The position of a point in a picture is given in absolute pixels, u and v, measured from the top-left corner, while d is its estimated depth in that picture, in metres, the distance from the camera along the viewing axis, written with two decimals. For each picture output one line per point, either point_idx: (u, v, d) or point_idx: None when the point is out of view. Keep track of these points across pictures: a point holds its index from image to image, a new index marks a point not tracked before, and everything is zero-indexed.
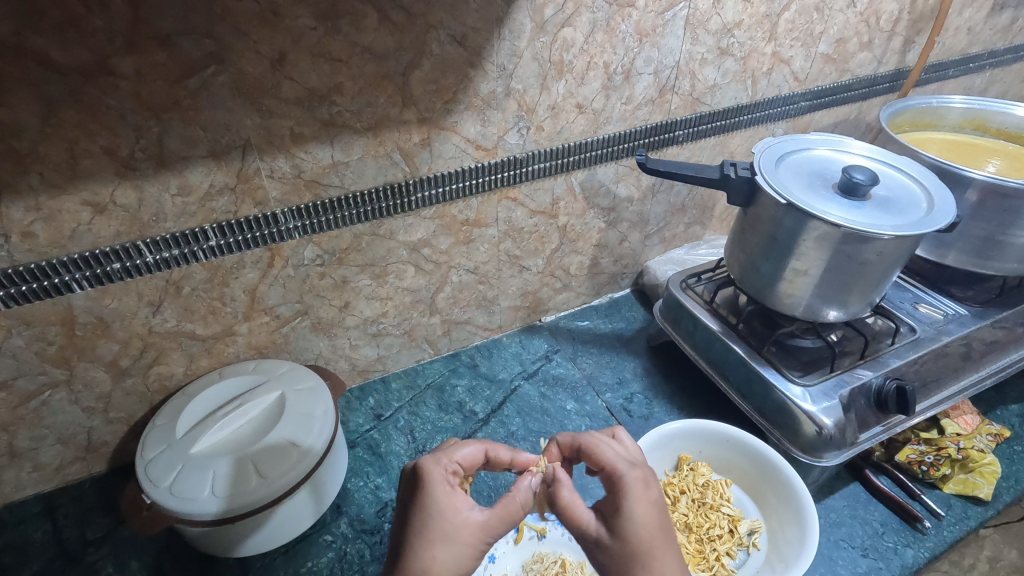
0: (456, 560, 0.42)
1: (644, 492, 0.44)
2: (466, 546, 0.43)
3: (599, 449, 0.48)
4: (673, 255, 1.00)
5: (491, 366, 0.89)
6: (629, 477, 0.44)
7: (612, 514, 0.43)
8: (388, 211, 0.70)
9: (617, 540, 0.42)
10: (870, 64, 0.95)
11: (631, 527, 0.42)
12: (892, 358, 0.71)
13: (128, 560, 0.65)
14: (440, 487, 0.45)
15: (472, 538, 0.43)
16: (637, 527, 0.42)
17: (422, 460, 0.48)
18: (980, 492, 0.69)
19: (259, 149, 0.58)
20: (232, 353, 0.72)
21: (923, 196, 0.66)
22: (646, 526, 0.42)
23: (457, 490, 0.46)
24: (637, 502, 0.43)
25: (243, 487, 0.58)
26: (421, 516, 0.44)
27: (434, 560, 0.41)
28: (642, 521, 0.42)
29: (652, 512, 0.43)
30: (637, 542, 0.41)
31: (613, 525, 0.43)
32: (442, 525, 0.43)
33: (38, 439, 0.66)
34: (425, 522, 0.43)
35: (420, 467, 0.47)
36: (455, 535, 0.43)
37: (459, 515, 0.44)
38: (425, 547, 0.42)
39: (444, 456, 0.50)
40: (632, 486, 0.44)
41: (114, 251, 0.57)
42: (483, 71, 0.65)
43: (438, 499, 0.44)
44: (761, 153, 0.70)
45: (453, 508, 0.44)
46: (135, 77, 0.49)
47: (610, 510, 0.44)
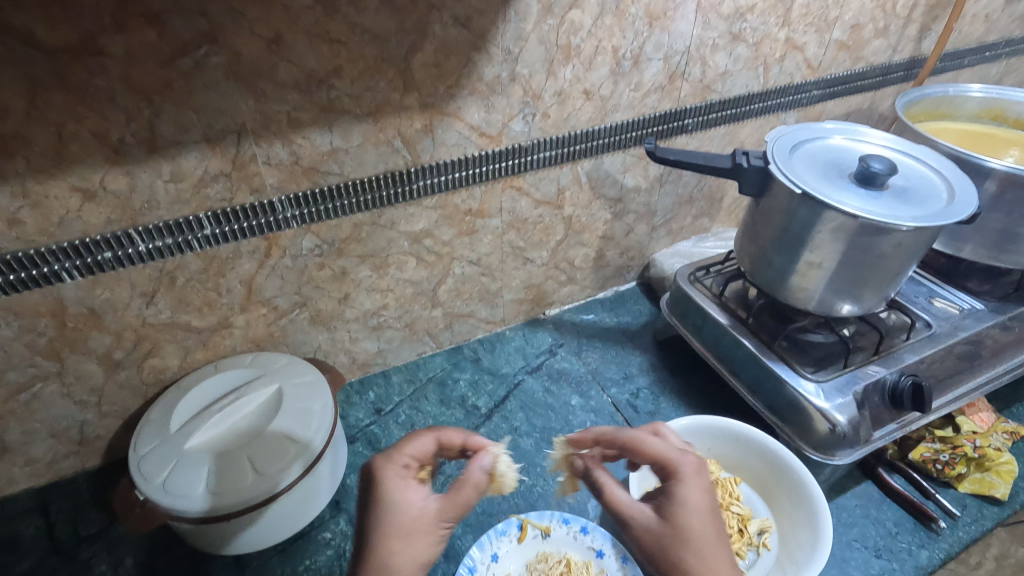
0: (413, 553, 0.43)
1: (698, 479, 0.45)
2: (423, 535, 0.44)
3: (641, 441, 0.50)
4: (681, 247, 0.98)
5: (494, 360, 0.87)
6: (683, 464, 0.46)
7: (666, 502, 0.45)
8: (389, 200, 0.67)
9: (670, 527, 0.43)
10: (884, 52, 0.92)
11: (685, 511, 0.44)
12: (907, 353, 0.69)
13: (123, 558, 0.64)
14: (400, 485, 0.45)
15: (428, 529, 0.44)
16: (690, 510, 0.43)
17: (378, 457, 0.47)
18: (997, 491, 0.67)
19: (255, 134, 0.56)
20: (229, 346, 0.70)
21: (944, 186, 0.64)
22: (700, 512, 0.43)
23: (414, 484, 0.46)
24: (691, 487, 0.45)
25: (240, 484, 0.56)
26: (378, 513, 0.44)
27: (391, 555, 0.42)
28: (696, 506, 0.44)
29: (706, 497, 0.44)
30: (693, 527, 0.43)
31: (665, 512, 0.44)
32: (397, 520, 0.44)
33: (30, 432, 0.64)
34: (382, 517, 0.44)
35: (373, 465, 0.47)
36: (410, 531, 0.43)
37: (413, 508, 0.44)
38: (383, 540, 0.43)
39: (399, 450, 0.48)
40: (688, 472, 0.45)
41: (105, 240, 0.55)
42: (488, 54, 0.62)
43: (392, 494, 0.45)
44: (775, 142, 0.68)
45: (406, 503, 0.45)
46: (124, 58, 0.47)
47: (664, 497, 0.45)
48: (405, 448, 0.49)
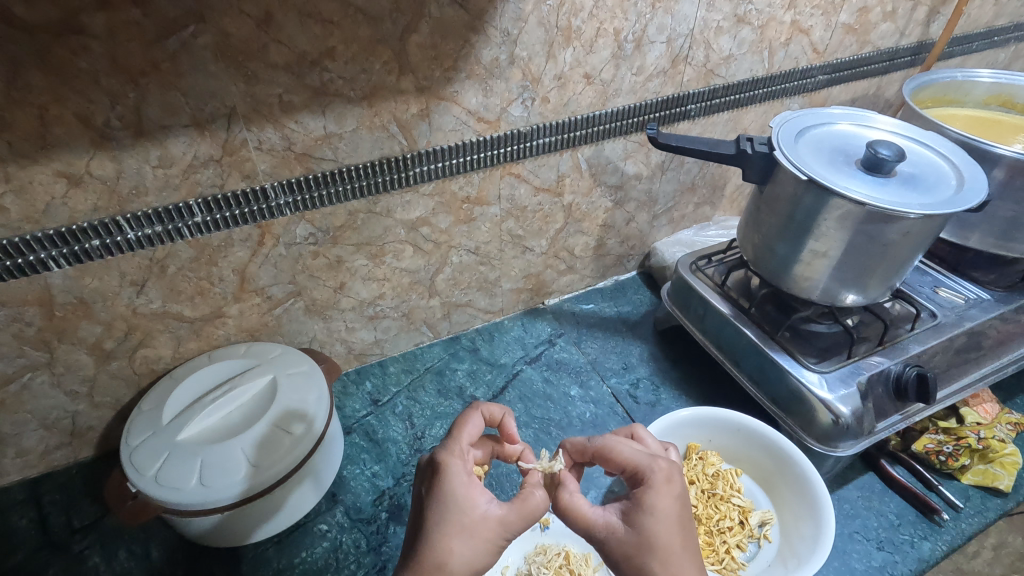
0: (471, 555, 0.41)
1: (667, 486, 0.43)
2: (482, 537, 0.42)
3: (615, 448, 0.48)
4: (682, 236, 0.96)
5: (493, 350, 0.86)
6: (654, 472, 0.44)
7: (634, 509, 0.43)
8: (385, 187, 0.66)
9: (637, 535, 0.42)
10: (892, 36, 0.90)
11: (653, 519, 0.42)
12: (912, 344, 0.68)
13: (116, 550, 0.63)
14: (462, 478, 0.44)
15: (490, 535, 0.42)
16: (660, 519, 0.42)
17: (441, 449, 0.46)
18: (1000, 483, 0.67)
19: (245, 118, 0.54)
20: (222, 336, 0.69)
21: (952, 173, 0.63)
22: (668, 522, 0.42)
23: (478, 483, 0.45)
24: (662, 496, 0.43)
25: (233, 477, 0.55)
26: (439, 509, 0.43)
27: (449, 554, 0.41)
28: (665, 513, 0.42)
29: (674, 505, 0.43)
30: (660, 536, 0.42)
31: (633, 520, 0.43)
32: (459, 518, 0.42)
33: (20, 424, 0.63)
34: (444, 514, 0.42)
35: (438, 458, 0.45)
36: (471, 530, 0.42)
37: (478, 510, 0.43)
38: (444, 539, 0.41)
39: (456, 440, 0.47)
40: (658, 481, 0.44)
41: (92, 227, 0.54)
42: (486, 36, 0.60)
43: (456, 492, 0.43)
44: (779, 127, 0.66)
45: (472, 503, 0.43)
46: (107, 38, 0.45)
47: (632, 505, 0.44)
48: (461, 436, 0.48)
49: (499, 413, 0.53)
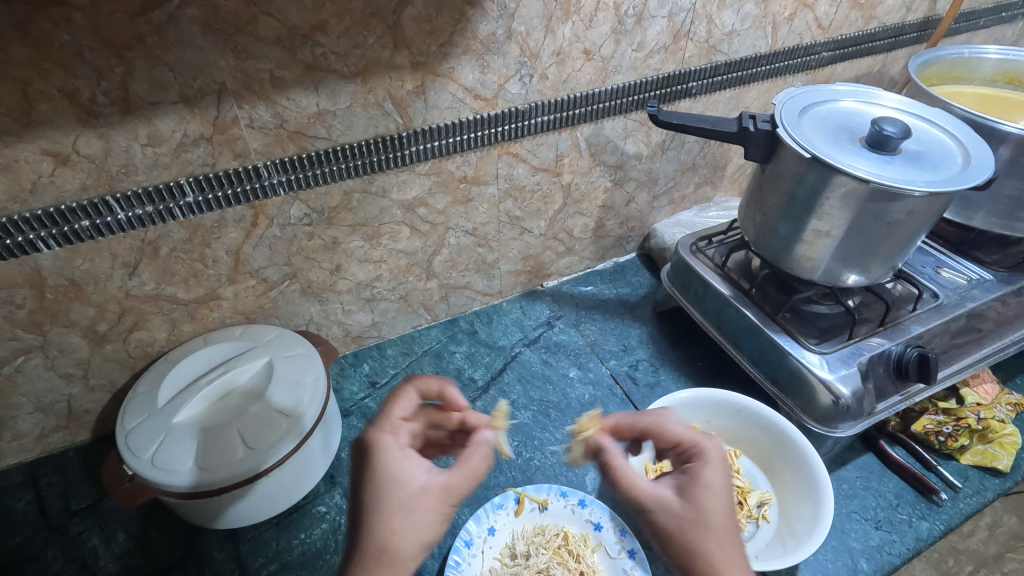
0: (416, 531, 0.41)
1: (725, 464, 0.44)
2: (425, 513, 0.41)
3: (660, 422, 0.49)
4: (682, 217, 0.95)
5: (491, 332, 0.85)
6: (710, 448, 0.45)
7: (688, 486, 0.43)
8: (380, 166, 0.64)
9: (689, 510, 0.42)
10: (898, 11, 0.88)
11: (709, 495, 0.42)
12: (914, 324, 0.67)
13: (115, 532, 0.63)
14: (396, 456, 0.43)
15: (433, 505, 0.42)
16: (715, 494, 0.42)
17: (371, 426, 0.45)
18: (999, 463, 0.66)
19: (236, 94, 0.53)
20: (217, 318, 0.68)
21: (959, 150, 0.61)
22: (721, 496, 0.43)
23: (413, 454, 0.44)
24: (716, 471, 0.44)
25: (230, 458, 0.55)
26: (378, 487, 0.42)
27: (391, 534, 0.40)
28: (719, 489, 0.43)
29: (729, 481, 0.43)
30: (718, 512, 0.42)
31: (689, 495, 0.43)
32: (397, 494, 0.41)
33: (15, 407, 0.62)
34: (382, 490, 0.42)
35: (369, 437, 0.44)
36: (412, 506, 0.41)
37: (416, 482, 0.42)
38: (383, 519, 0.40)
39: (387, 416, 0.46)
40: (715, 457, 0.44)
41: (81, 208, 0.53)
42: (483, 10, 0.59)
43: (388, 468, 0.42)
44: (783, 104, 0.65)
45: (408, 476, 0.42)
46: (90, 9, 0.44)
47: (683, 480, 0.44)
48: (393, 411, 0.47)
49: (436, 384, 0.51)
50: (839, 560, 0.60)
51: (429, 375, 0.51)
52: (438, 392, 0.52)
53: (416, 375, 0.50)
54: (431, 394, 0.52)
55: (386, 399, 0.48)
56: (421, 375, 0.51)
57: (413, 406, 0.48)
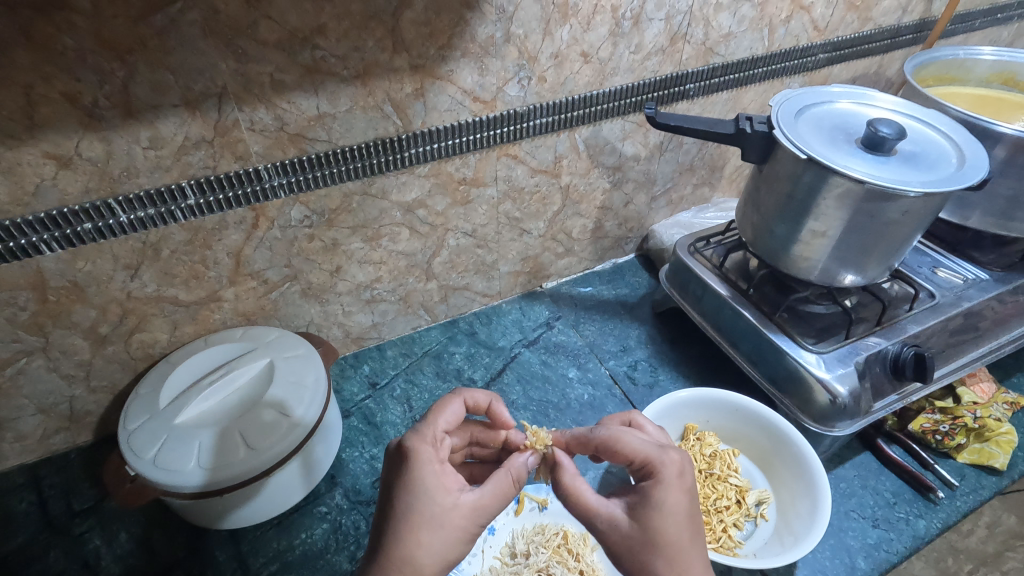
0: (440, 548, 0.41)
1: (679, 479, 0.43)
2: (453, 528, 0.41)
3: (621, 440, 0.47)
4: (680, 218, 0.96)
5: (491, 333, 0.86)
6: (665, 465, 0.44)
7: (641, 505, 0.43)
8: (379, 168, 0.65)
9: (642, 530, 0.42)
10: (894, 13, 0.89)
11: (662, 517, 0.42)
12: (910, 324, 0.68)
13: (116, 533, 0.63)
14: (432, 469, 0.43)
15: (463, 522, 0.42)
16: (669, 515, 0.42)
17: (412, 435, 0.45)
18: (996, 461, 0.67)
19: (236, 98, 0.53)
20: (218, 320, 0.68)
21: (954, 151, 0.62)
22: (676, 513, 0.42)
23: (449, 469, 0.44)
24: (672, 491, 0.43)
25: (231, 458, 0.55)
26: (411, 498, 0.42)
27: (415, 547, 0.40)
28: (673, 509, 0.42)
29: (685, 499, 0.43)
30: (670, 535, 0.42)
31: (641, 515, 0.43)
32: (429, 508, 0.42)
33: (17, 408, 0.63)
34: (412, 503, 0.42)
35: (408, 445, 0.44)
36: (441, 521, 0.41)
37: (449, 497, 0.42)
38: (410, 531, 0.41)
39: (430, 425, 0.47)
40: (669, 475, 0.43)
41: (84, 210, 0.53)
42: (481, 13, 0.59)
43: (425, 479, 0.42)
44: (779, 105, 0.65)
45: (443, 489, 0.43)
46: (92, 13, 0.44)
47: (639, 499, 0.43)
48: (437, 421, 0.48)
49: (484, 399, 0.54)
50: (836, 558, 0.61)
51: (479, 389, 0.54)
52: (486, 408, 0.55)
53: (465, 388, 0.53)
54: (477, 409, 0.54)
55: (434, 408, 0.50)
56: (470, 388, 0.54)
57: (458, 417, 0.50)
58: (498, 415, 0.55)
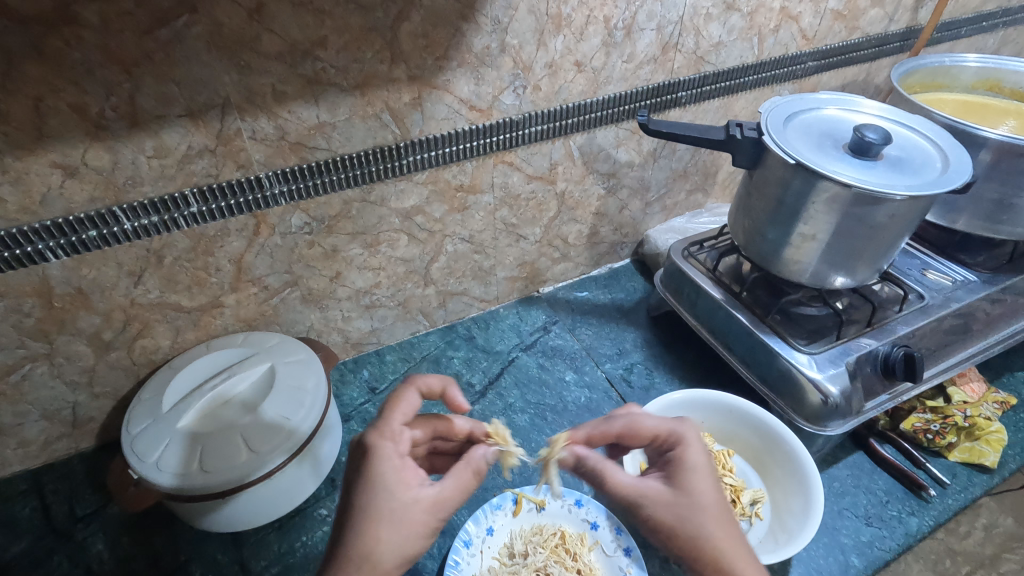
0: (400, 544, 0.41)
1: (699, 446, 0.47)
2: (413, 523, 0.42)
3: (639, 422, 0.49)
4: (675, 223, 0.97)
5: (488, 338, 0.86)
6: (684, 432, 0.47)
7: (674, 473, 0.46)
8: (378, 176, 0.66)
9: (684, 494, 0.44)
10: (881, 22, 0.91)
11: (697, 483, 0.45)
12: (900, 325, 0.69)
13: (119, 537, 0.63)
14: (390, 466, 0.44)
15: (422, 516, 0.43)
16: (698, 479, 0.45)
17: (371, 431, 0.46)
18: (986, 459, 0.68)
19: (239, 108, 0.55)
20: (220, 326, 0.69)
21: (938, 154, 0.64)
22: (702, 476, 0.45)
23: (410, 464, 0.45)
24: (696, 457, 0.46)
25: (233, 462, 0.56)
26: (372, 493, 0.43)
27: (377, 543, 0.41)
28: (699, 474, 0.45)
29: (710, 462, 0.46)
30: (710, 498, 0.44)
31: (675, 482, 0.45)
32: (388, 504, 0.42)
33: (21, 414, 0.64)
34: (371, 498, 0.42)
35: (368, 440, 0.45)
36: (400, 517, 0.42)
37: (410, 492, 0.43)
38: (368, 526, 0.41)
39: (389, 420, 0.47)
40: (691, 438, 0.47)
41: (89, 218, 0.54)
42: (477, 25, 0.61)
43: (383, 475, 0.43)
44: (769, 112, 0.67)
45: (403, 486, 0.43)
46: (99, 27, 0.46)
47: (672, 470, 0.46)
48: (392, 416, 0.48)
49: (438, 384, 0.54)
50: (830, 555, 0.62)
51: (431, 375, 0.53)
52: (440, 392, 0.54)
53: (417, 375, 0.52)
54: (432, 394, 0.54)
55: (390, 400, 0.50)
56: (423, 374, 0.53)
57: (414, 407, 0.50)
58: (453, 399, 0.55)
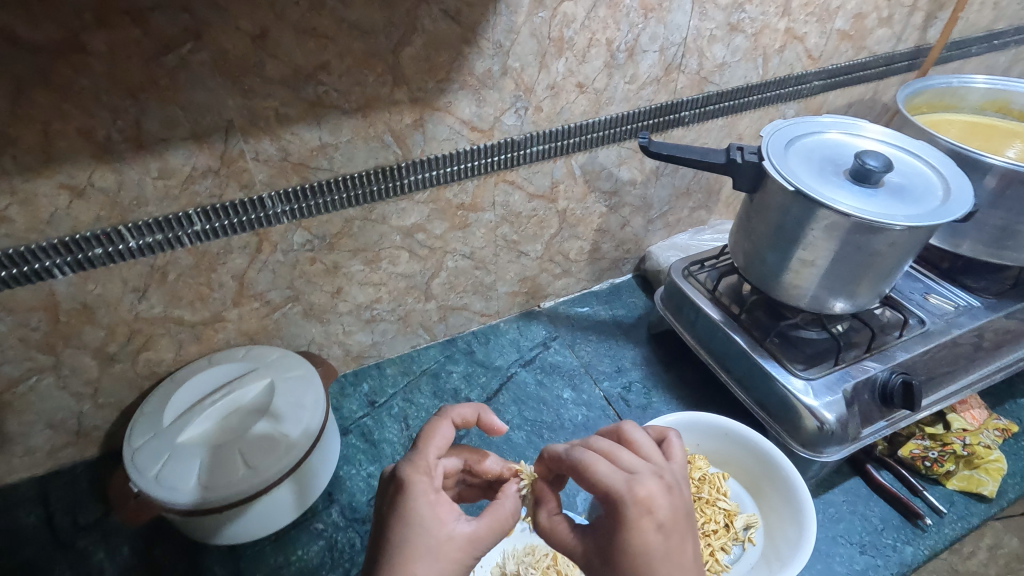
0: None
1: (647, 518, 0.39)
2: (447, 560, 0.43)
3: (589, 469, 0.42)
4: (677, 240, 0.97)
5: (488, 352, 0.87)
6: (629, 503, 0.40)
7: (610, 545, 0.40)
8: (379, 195, 0.67)
9: (611, 570, 0.41)
10: (888, 41, 0.91)
11: (633, 559, 0.39)
12: (900, 351, 0.69)
13: (120, 547, 0.65)
14: (424, 503, 0.45)
15: (457, 554, 0.43)
16: (637, 557, 0.39)
17: (406, 465, 0.47)
18: (984, 489, 0.67)
19: (242, 130, 0.55)
20: (222, 339, 0.70)
21: (940, 182, 0.63)
22: (650, 559, 0.39)
23: (444, 498, 0.46)
24: (640, 531, 0.39)
25: (231, 478, 0.57)
26: (408, 532, 0.43)
27: None
28: (643, 552, 0.39)
29: (659, 540, 0.39)
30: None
31: (607, 553, 0.41)
32: (425, 541, 0.43)
33: (28, 423, 0.65)
34: (408, 537, 0.43)
35: (404, 475, 0.46)
36: (438, 554, 0.42)
37: (446, 528, 0.44)
38: (406, 565, 0.41)
39: (423, 454, 0.48)
40: (631, 515, 0.39)
41: (95, 237, 0.56)
42: (479, 48, 0.61)
43: (421, 511, 0.44)
44: (770, 136, 0.67)
45: (439, 521, 0.44)
46: (107, 55, 0.47)
47: (612, 542, 0.40)
48: (428, 449, 0.49)
49: (470, 414, 0.54)
50: None
51: (465, 405, 0.54)
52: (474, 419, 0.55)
53: (451, 407, 0.53)
54: (467, 422, 0.55)
55: (425, 431, 0.51)
56: (456, 406, 0.54)
57: (448, 440, 0.51)
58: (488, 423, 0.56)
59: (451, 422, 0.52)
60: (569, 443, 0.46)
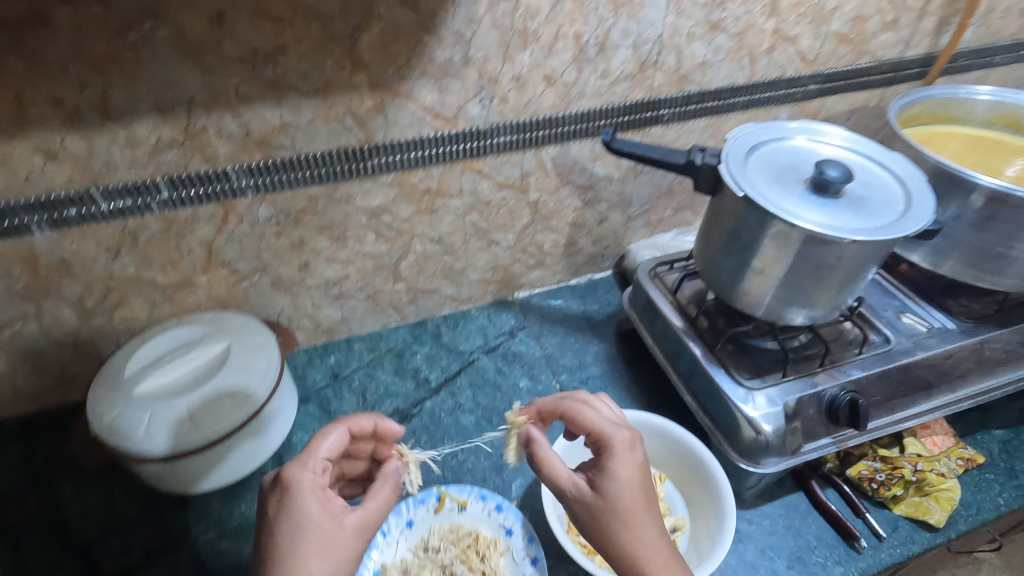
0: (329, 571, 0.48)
1: (629, 452, 0.52)
2: (340, 550, 0.49)
3: (581, 413, 0.57)
4: (658, 240, 0.96)
5: (454, 337, 0.89)
6: (615, 439, 0.52)
7: (600, 476, 0.51)
8: (343, 176, 0.70)
9: (602, 499, 0.50)
10: (894, 47, 0.87)
11: (616, 485, 0.50)
12: (854, 368, 0.67)
13: (85, 486, 0.70)
14: (317, 504, 0.50)
15: (350, 541, 0.50)
16: (620, 484, 0.50)
17: (292, 464, 0.52)
18: (931, 518, 0.65)
19: (204, 106, 0.59)
20: (194, 303, 0.75)
21: (903, 195, 0.61)
22: (628, 485, 0.50)
23: (328, 496, 0.51)
24: (621, 461, 0.51)
25: (178, 432, 0.61)
26: (296, 530, 0.48)
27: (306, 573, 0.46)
28: (626, 479, 0.50)
29: (634, 469, 0.51)
30: (625, 502, 0.50)
31: (597, 487, 0.51)
32: (314, 539, 0.48)
33: (15, 365, 0.71)
34: (297, 534, 0.48)
35: (287, 475, 0.50)
36: (330, 549, 0.48)
37: (337, 521, 0.50)
38: (301, 561, 0.47)
39: (313, 454, 0.53)
40: (620, 447, 0.52)
41: (68, 197, 0.60)
42: (439, 37, 0.63)
43: (309, 509, 0.49)
44: (732, 141, 0.66)
45: (328, 516, 0.50)
46: (72, 30, 0.51)
47: (596, 468, 0.52)
48: (318, 449, 0.54)
49: (367, 422, 0.60)
50: None
51: (363, 415, 0.60)
52: (371, 426, 0.61)
53: (349, 416, 0.59)
54: (364, 429, 0.61)
55: (314, 436, 0.55)
56: (354, 415, 0.59)
57: (339, 443, 0.56)
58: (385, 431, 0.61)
59: (348, 428, 0.58)
60: (559, 397, 0.61)
